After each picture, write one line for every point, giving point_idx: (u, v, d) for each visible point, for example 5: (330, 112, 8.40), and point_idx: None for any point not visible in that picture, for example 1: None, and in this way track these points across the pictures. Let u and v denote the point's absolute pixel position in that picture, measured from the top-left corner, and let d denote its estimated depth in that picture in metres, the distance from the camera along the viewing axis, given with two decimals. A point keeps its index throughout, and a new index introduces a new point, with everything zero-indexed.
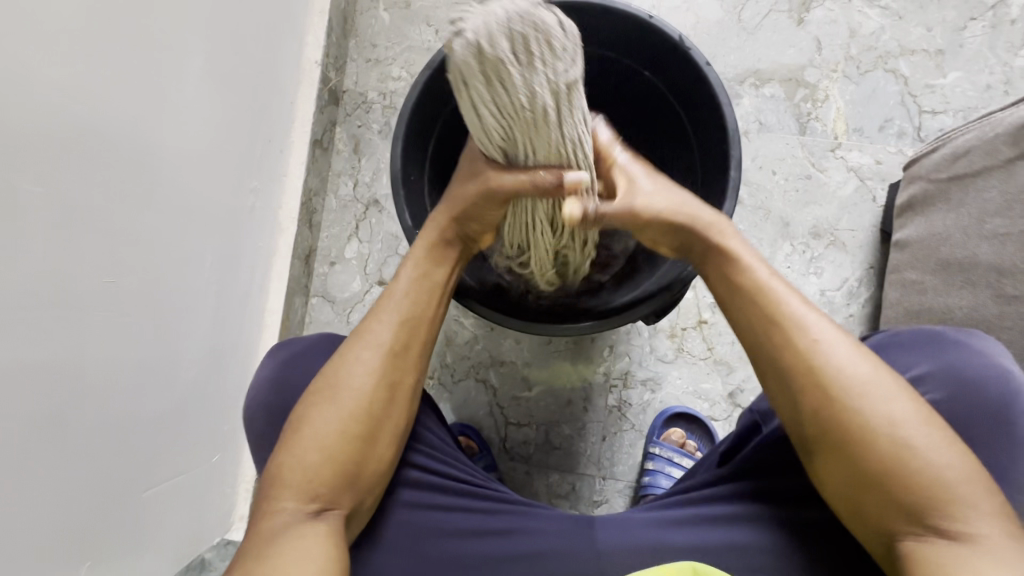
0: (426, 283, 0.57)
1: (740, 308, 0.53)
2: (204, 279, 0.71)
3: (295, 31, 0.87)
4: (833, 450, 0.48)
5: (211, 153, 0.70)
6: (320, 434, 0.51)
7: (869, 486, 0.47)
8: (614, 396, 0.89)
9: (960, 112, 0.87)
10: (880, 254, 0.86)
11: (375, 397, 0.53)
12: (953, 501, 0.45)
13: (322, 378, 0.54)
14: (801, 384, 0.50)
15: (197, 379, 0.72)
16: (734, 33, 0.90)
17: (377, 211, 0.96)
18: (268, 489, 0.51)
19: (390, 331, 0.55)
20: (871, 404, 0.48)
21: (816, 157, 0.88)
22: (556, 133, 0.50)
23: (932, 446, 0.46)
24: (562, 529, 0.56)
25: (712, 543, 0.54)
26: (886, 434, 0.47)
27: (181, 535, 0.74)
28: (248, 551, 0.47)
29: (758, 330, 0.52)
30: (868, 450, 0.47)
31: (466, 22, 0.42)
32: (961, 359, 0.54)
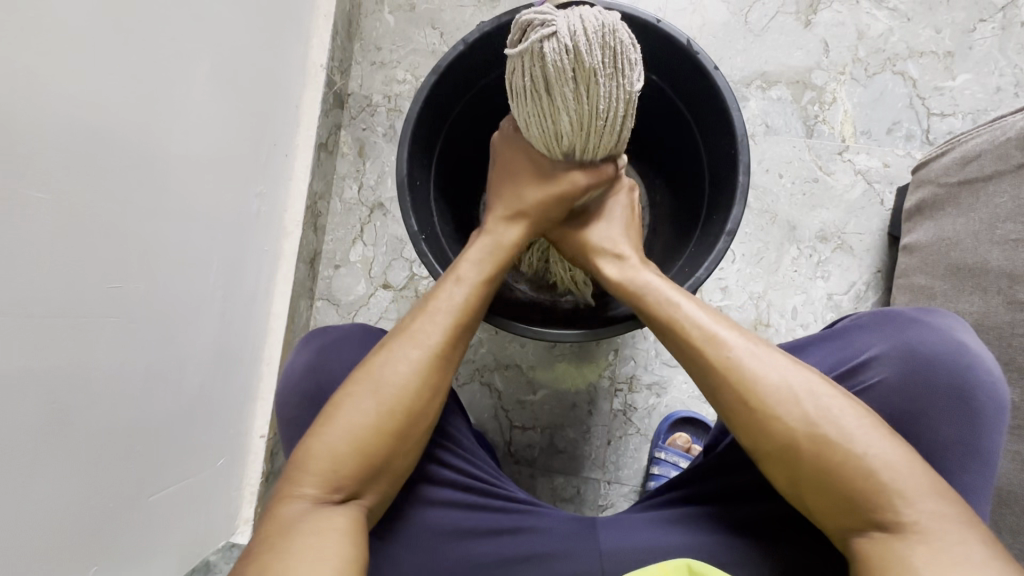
0: (477, 283, 0.57)
1: (658, 329, 0.54)
2: (210, 283, 0.71)
3: (301, 35, 0.87)
4: (773, 452, 0.48)
5: (217, 157, 0.70)
6: (355, 425, 0.50)
7: (816, 484, 0.47)
8: (619, 400, 0.88)
9: (969, 115, 0.86)
10: (888, 258, 0.86)
11: (417, 394, 0.52)
12: (885, 492, 0.45)
13: (367, 368, 0.53)
14: (726, 401, 0.49)
15: (203, 383, 0.72)
16: (741, 35, 0.89)
17: (382, 214, 0.96)
18: (291, 472, 0.50)
19: (441, 330, 0.54)
20: (787, 412, 0.47)
21: (823, 160, 0.87)
22: (617, 134, 0.53)
23: (862, 438, 0.46)
24: (573, 531, 0.56)
25: (708, 544, 0.53)
26: (806, 436, 0.47)
27: (188, 538, 0.74)
28: (262, 541, 0.46)
29: (678, 351, 0.52)
30: (796, 454, 0.47)
31: (557, 27, 0.44)
32: (917, 338, 0.53)
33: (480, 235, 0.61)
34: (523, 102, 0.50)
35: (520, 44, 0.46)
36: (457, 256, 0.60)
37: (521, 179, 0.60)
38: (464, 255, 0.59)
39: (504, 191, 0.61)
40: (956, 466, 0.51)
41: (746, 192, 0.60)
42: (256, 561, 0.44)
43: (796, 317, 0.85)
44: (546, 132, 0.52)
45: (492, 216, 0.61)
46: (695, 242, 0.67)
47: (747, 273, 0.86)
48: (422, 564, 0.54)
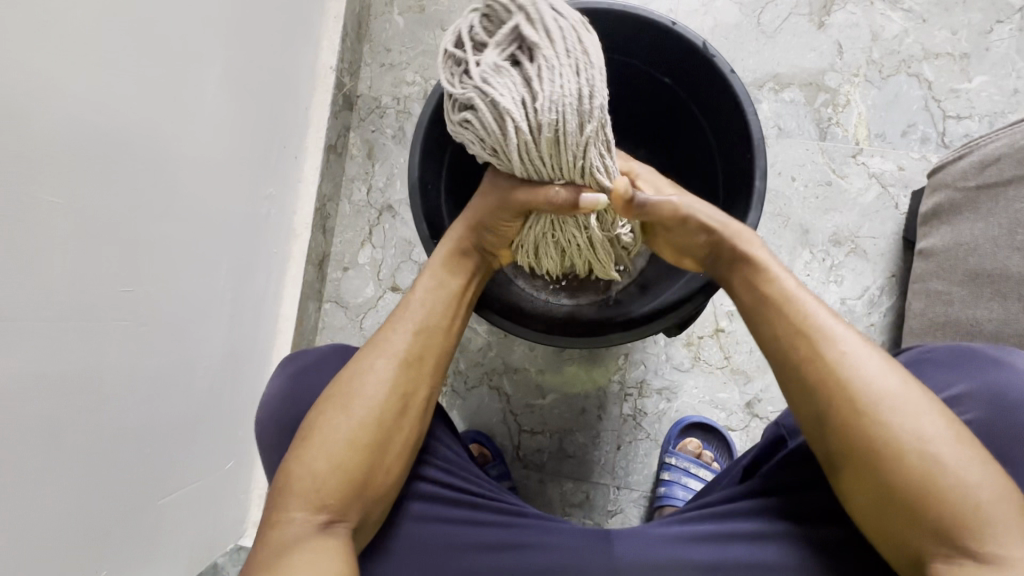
0: (442, 292, 0.58)
1: (766, 316, 0.52)
2: (219, 286, 0.71)
3: (311, 36, 0.87)
4: (859, 463, 0.46)
5: (226, 159, 0.69)
6: (332, 442, 0.50)
7: (899, 502, 0.44)
8: (629, 405, 0.88)
9: (986, 117, 0.85)
10: (903, 262, 0.85)
11: (388, 404, 0.52)
12: (982, 521, 0.42)
13: (334, 385, 0.53)
14: (827, 395, 0.47)
15: (212, 387, 0.72)
16: (753, 36, 0.88)
17: (391, 217, 0.96)
18: (276, 499, 0.50)
19: (406, 338, 0.55)
20: (900, 422, 0.45)
21: (837, 163, 0.86)
22: (550, 81, 0.46)
23: (964, 465, 0.43)
24: (577, 544, 0.55)
25: (734, 560, 0.53)
26: (913, 450, 0.44)
27: (196, 541, 0.73)
28: (255, 568, 0.46)
29: (781, 338, 0.50)
30: (893, 467, 0.44)
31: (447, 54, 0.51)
32: (1006, 380, 0.52)
33: (441, 249, 0.60)
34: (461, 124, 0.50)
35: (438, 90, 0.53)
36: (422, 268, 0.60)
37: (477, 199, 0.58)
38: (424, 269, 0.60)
39: (465, 208, 0.60)
40: None
41: (763, 197, 0.59)
42: None
43: None
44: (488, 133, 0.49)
45: (455, 229, 0.60)
46: None
47: None
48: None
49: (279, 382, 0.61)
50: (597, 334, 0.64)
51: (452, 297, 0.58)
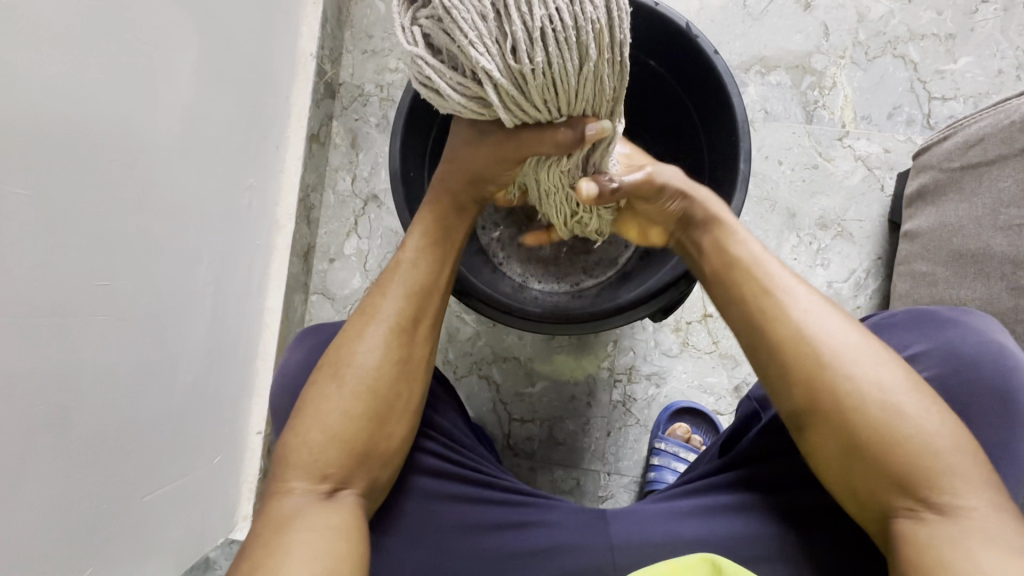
0: (429, 251, 0.55)
1: (722, 280, 0.52)
2: (201, 279, 0.70)
3: (290, 22, 0.85)
4: (826, 423, 0.46)
5: (205, 150, 0.68)
6: (322, 414, 0.49)
7: (867, 458, 0.45)
8: (618, 391, 0.88)
9: (971, 98, 0.85)
10: (888, 244, 0.85)
11: (381, 370, 0.51)
12: (946, 473, 0.43)
13: (328, 353, 0.52)
14: (786, 358, 0.47)
15: (197, 381, 0.71)
16: (740, 19, 0.87)
17: (376, 206, 0.95)
18: (277, 471, 0.50)
19: (396, 302, 0.53)
20: (863, 373, 0.45)
21: (823, 146, 0.86)
22: (528, 12, 0.38)
23: (926, 417, 0.44)
24: (579, 522, 0.56)
25: (721, 534, 0.53)
26: (877, 402, 0.45)
27: (184, 537, 0.73)
28: (256, 540, 0.46)
29: (744, 304, 0.50)
30: (859, 423, 0.45)
31: (401, 33, 0.41)
32: (961, 338, 0.53)
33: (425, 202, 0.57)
34: (477, 103, 0.43)
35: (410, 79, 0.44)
36: (408, 227, 0.58)
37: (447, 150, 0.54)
38: (411, 225, 0.57)
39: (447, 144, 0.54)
40: None
41: (747, 179, 0.59)
42: (250, 561, 0.44)
43: None
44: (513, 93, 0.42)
45: (439, 179, 0.56)
46: None
47: None
48: (427, 559, 0.54)
49: (278, 375, 0.60)
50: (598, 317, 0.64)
51: (441, 251, 0.56)
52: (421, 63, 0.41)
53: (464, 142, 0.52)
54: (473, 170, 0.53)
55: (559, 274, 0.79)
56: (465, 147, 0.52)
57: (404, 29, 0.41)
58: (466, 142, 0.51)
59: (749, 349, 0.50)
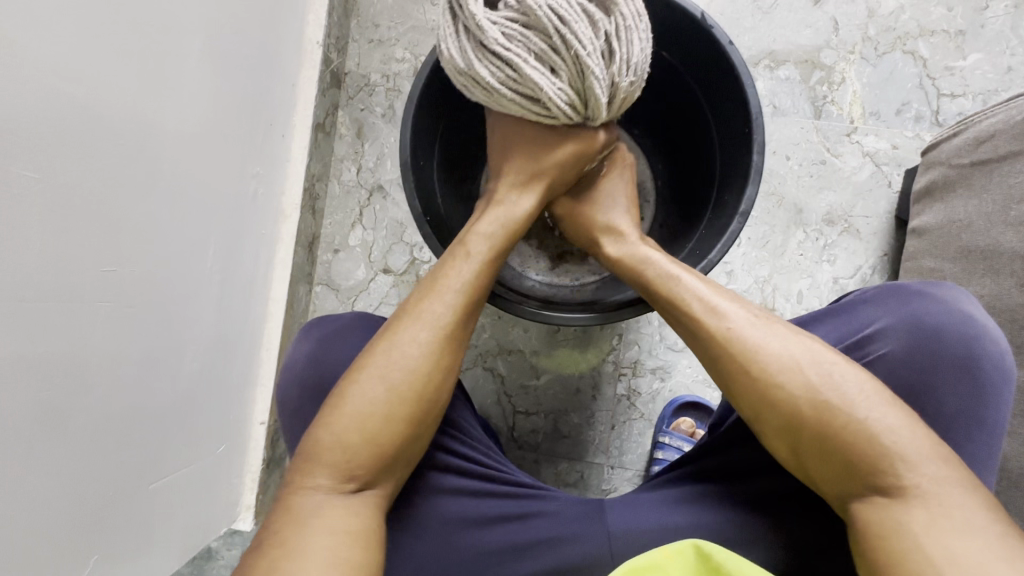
0: (488, 258, 0.55)
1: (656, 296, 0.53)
2: (207, 268, 0.70)
3: (297, 10, 0.84)
4: (771, 426, 0.47)
5: (212, 137, 0.68)
6: (359, 416, 0.48)
7: (815, 453, 0.45)
8: (622, 385, 0.88)
9: (980, 95, 0.85)
10: (895, 240, 0.85)
11: (427, 379, 0.50)
12: (886, 455, 0.43)
13: (374, 352, 0.50)
14: (721, 371, 0.49)
15: (202, 371, 0.71)
16: (749, 12, 0.87)
17: (382, 197, 0.94)
18: (301, 463, 0.49)
19: (448, 311, 0.52)
20: (790, 379, 0.46)
21: (831, 142, 0.86)
22: (622, 37, 0.50)
23: (860, 405, 0.44)
24: (582, 513, 0.55)
25: (718, 522, 0.53)
26: (807, 404, 0.45)
27: (188, 527, 0.73)
28: (275, 534, 0.45)
29: (678, 320, 0.51)
30: (798, 423, 0.45)
31: (504, 44, 0.49)
32: (924, 310, 0.52)
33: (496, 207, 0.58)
34: (566, 107, 0.53)
35: (498, 85, 0.52)
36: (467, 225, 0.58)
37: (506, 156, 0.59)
38: (473, 226, 0.57)
39: (521, 143, 0.58)
40: (964, 449, 0.50)
41: (760, 171, 0.58)
42: (266, 558, 0.43)
43: (802, 302, 0.84)
44: (600, 98, 0.53)
45: (501, 186, 0.59)
46: (706, 223, 0.66)
47: (752, 256, 0.85)
48: (429, 553, 0.54)
49: (289, 366, 0.60)
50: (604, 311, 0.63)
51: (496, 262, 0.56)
52: (524, 67, 0.50)
53: (542, 137, 0.57)
54: (546, 162, 0.57)
55: (564, 267, 0.78)
56: (538, 140, 0.57)
57: (506, 40, 0.49)
58: (548, 139, 0.57)
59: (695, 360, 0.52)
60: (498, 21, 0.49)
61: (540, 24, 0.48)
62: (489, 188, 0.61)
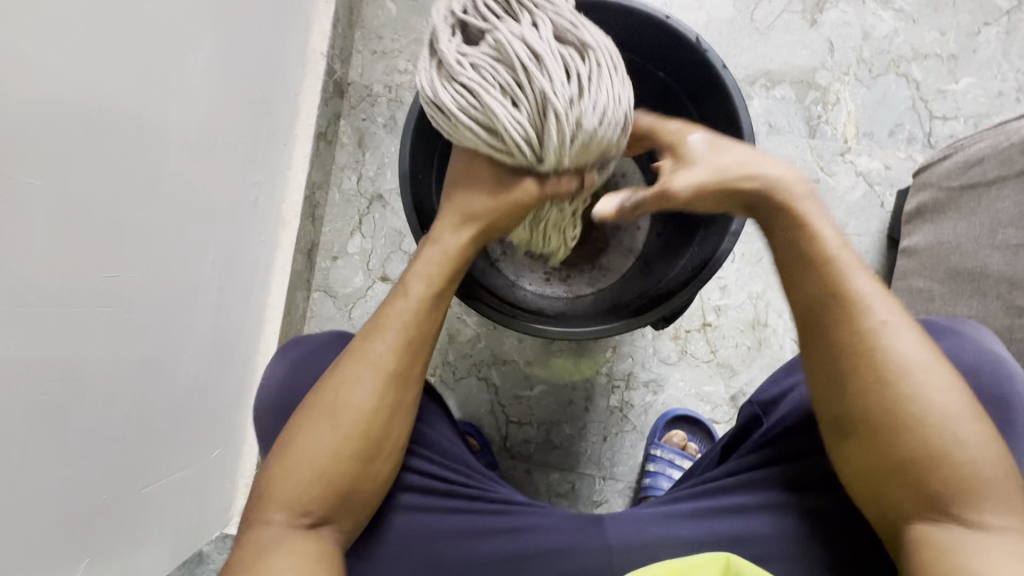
0: (433, 297, 0.53)
1: (787, 274, 0.50)
2: (207, 274, 0.70)
3: (302, 21, 0.86)
4: (874, 431, 0.45)
5: (214, 145, 0.69)
6: (313, 454, 0.49)
7: (904, 473, 0.44)
8: (615, 397, 0.89)
9: (971, 118, 0.86)
10: (886, 259, 0.86)
11: (376, 414, 0.51)
12: (977, 493, 0.42)
13: (323, 393, 0.51)
14: (848, 362, 0.46)
15: (198, 375, 0.72)
16: (747, 33, 0.89)
17: (381, 206, 0.95)
18: (257, 499, 0.49)
19: (392, 352, 0.52)
20: (918, 391, 0.44)
21: (825, 161, 0.87)
22: (591, 87, 0.49)
23: (970, 442, 0.43)
24: (568, 526, 0.56)
25: (723, 533, 0.53)
26: (928, 422, 0.43)
27: (180, 530, 0.73)
28: (237, 567, 0.46)
29: (812, 302, 0.48)
30: (902, 437, 0.44)
31: (468, 74, 0.48)
32: (954, 346, 0.53)
33: (434, 246, 0.54)
34: (523, 150, 0.49)
35: (455, 116, 0.49)
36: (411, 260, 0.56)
37: (453, 181, 0.55)
38: (415, 264, 0.55)
39: (466, 183, 0.53)
40: None
41: None
42: None
43: None
44: (562, 143, 0.49)
45: (438, 221, 0.55)
46: (700, 240, 0.67)
47: (745, 271, 0.89)
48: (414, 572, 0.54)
49: (265, 384, 0.60)
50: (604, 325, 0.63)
51: (443, 300, 0.55)
52: (485, 97, 0.47)
53: (486, 185, 0.53)
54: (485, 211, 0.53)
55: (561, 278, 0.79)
56: (483, 182, 0.53)
57: (472, 70, 0.48)
58: (491, 185, 0.52)
59: (806, 346, 0.49)
60: (466, 55, 0.48)
61: (506, 58, 0.48)
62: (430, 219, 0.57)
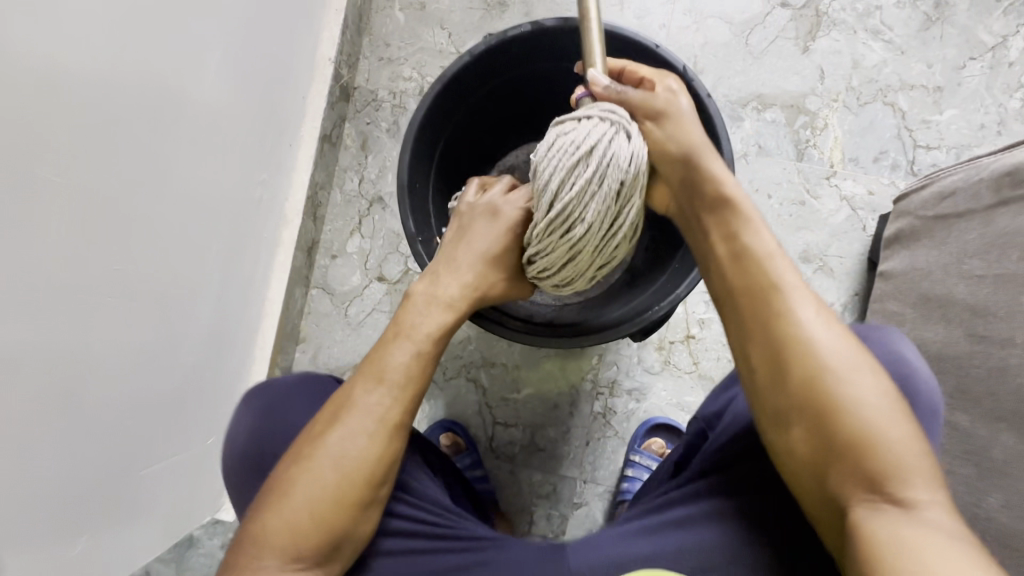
0: (431, 350, 0.58)
1: (722, 269, 0.53)
2: (208, 268, 0.73)
3: (312, 28, 0.89)
4: (809, 415, 0.46)
5: (222, 144, 0.72)
6: (308, 501, 0.50)
7: (836, 457, 0.45)
8: (599, 403, 0.92)
9: (954, 149, 0.89)
10: (866, 281, 0.89)
11: (373, 464, 0.52)
12: (902, 474, 0.43)
13: (319, 444, 0.52)
14: (776, 346, 0.48)
15: (196, 365, 0.75)
16: (741, 56, 0.92)
17: (381, 209, 0.98)
18: (250, 545, 0.50)
19: (393, 402, 0.54)
20: (847, 376, 0.45)
21: (811, 184, 0.90)
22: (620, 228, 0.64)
23: (892, 426, 0.44)
24: (529, 561, 0.52)
25: (670, 548, 0.51)
26: (854, 409, 0.45)
27: (172, 512, 0.76)
28: None
29: (744, 290, 0.51)
30: (834, 423, 0.45)
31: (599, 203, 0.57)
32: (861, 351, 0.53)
33: (444, 313, 0.59)
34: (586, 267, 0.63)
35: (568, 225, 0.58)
36: (408, 318, 0.59)
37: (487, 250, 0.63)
38: (416, 324, 0.58)
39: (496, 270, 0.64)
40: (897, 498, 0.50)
41: None
42: None
43: None
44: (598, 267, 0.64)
45: (453, 287, 0.61)
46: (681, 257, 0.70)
47: None
48: None
49: (230, 435, 0.62)
50: (584, 336, 0.65)
51: (436, 353, 0.58)
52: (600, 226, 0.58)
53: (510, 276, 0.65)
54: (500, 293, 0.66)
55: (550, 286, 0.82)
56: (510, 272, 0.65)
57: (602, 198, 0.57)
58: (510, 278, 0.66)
59: (739, 336, 0.51)
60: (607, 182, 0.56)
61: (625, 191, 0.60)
62: (444, 276, 0.61)
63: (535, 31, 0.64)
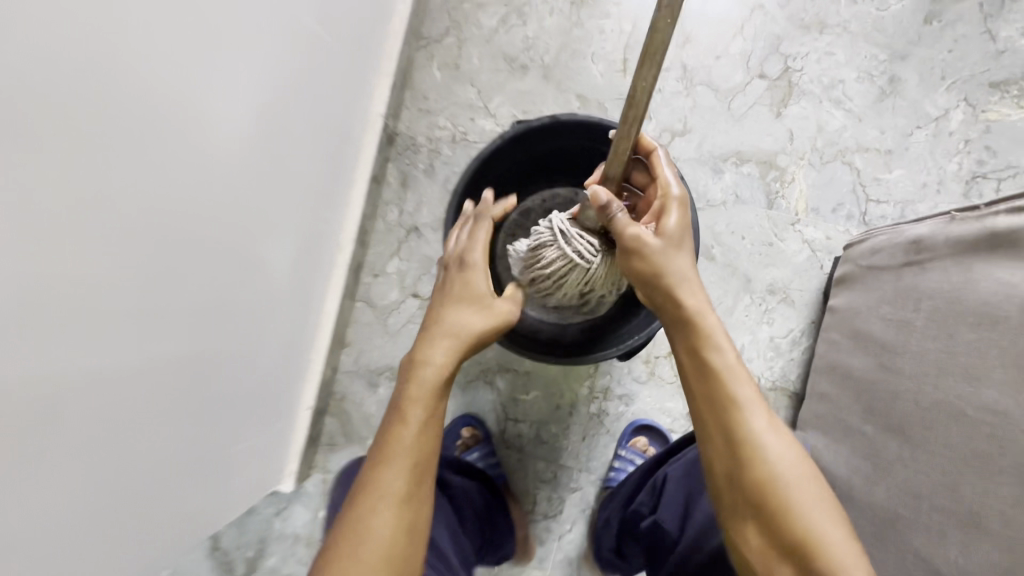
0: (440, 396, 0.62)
1: (690, 383, 0.63)
2: (287, 290, 0.92)
3: (367, 89, 1.07)
4: (764, 513, 0.56)
5: (302, 193, 0.90)
6: (354, 567, 0.52)
7: (787, 549, 0.55)
8: (595, 405, 1.10)
9: (899, 203, 1.06)
10: (820, 310, 1.06)
11: (403, 507, 0.55)
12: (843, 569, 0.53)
13: (353, 508, 0.55)
14: (735, 454, 0.58)
15: (276, 366, 0.94)
16: (723, 118, 1.09)
17: (417, 236, 1.17)
18: None
19: (412, 449, 0.58)
20: (792, 486, 0.56)
21: (778, 229, 1.08)
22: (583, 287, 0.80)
23: (830, 527, 0.54)
24: None
25: None
26: (796, 512, 0.55)
27: (253, 481, 0.96)
28: None
29: (708, 405, 0.61)
30: (786, 522, 0.55)
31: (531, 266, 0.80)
32: None
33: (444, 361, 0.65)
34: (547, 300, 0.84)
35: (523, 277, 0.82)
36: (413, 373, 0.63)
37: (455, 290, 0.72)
38: (420, 377, 0.62)
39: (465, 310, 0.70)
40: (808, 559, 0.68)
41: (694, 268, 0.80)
42: None
43: (743, 353, 1.06)
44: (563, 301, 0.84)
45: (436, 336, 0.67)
46: None
47: None
48: None
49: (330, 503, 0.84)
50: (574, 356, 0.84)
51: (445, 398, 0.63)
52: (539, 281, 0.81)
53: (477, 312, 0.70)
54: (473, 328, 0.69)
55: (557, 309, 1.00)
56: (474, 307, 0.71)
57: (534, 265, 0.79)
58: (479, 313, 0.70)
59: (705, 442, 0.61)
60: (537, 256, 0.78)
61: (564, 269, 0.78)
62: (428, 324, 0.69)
63: (552, 121, 0.83)
